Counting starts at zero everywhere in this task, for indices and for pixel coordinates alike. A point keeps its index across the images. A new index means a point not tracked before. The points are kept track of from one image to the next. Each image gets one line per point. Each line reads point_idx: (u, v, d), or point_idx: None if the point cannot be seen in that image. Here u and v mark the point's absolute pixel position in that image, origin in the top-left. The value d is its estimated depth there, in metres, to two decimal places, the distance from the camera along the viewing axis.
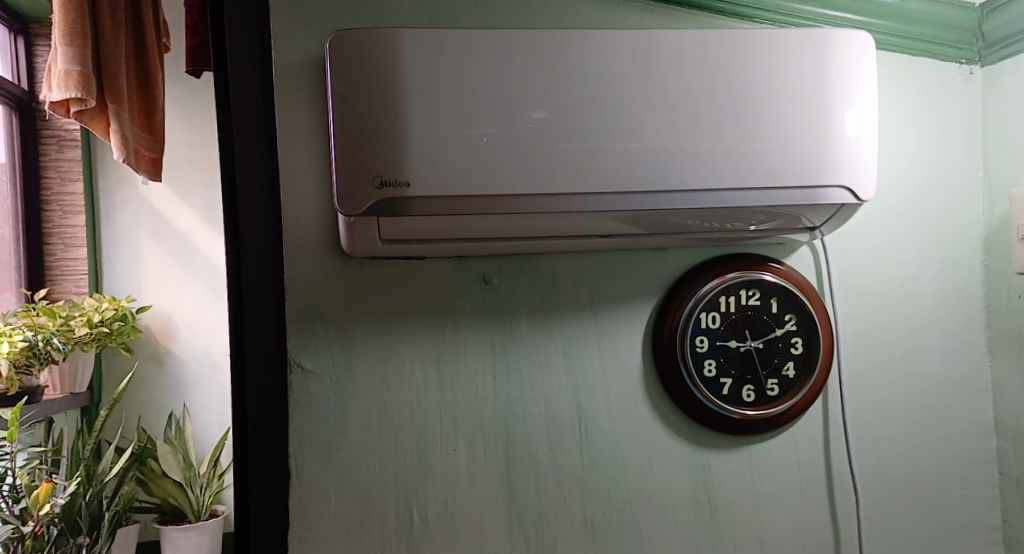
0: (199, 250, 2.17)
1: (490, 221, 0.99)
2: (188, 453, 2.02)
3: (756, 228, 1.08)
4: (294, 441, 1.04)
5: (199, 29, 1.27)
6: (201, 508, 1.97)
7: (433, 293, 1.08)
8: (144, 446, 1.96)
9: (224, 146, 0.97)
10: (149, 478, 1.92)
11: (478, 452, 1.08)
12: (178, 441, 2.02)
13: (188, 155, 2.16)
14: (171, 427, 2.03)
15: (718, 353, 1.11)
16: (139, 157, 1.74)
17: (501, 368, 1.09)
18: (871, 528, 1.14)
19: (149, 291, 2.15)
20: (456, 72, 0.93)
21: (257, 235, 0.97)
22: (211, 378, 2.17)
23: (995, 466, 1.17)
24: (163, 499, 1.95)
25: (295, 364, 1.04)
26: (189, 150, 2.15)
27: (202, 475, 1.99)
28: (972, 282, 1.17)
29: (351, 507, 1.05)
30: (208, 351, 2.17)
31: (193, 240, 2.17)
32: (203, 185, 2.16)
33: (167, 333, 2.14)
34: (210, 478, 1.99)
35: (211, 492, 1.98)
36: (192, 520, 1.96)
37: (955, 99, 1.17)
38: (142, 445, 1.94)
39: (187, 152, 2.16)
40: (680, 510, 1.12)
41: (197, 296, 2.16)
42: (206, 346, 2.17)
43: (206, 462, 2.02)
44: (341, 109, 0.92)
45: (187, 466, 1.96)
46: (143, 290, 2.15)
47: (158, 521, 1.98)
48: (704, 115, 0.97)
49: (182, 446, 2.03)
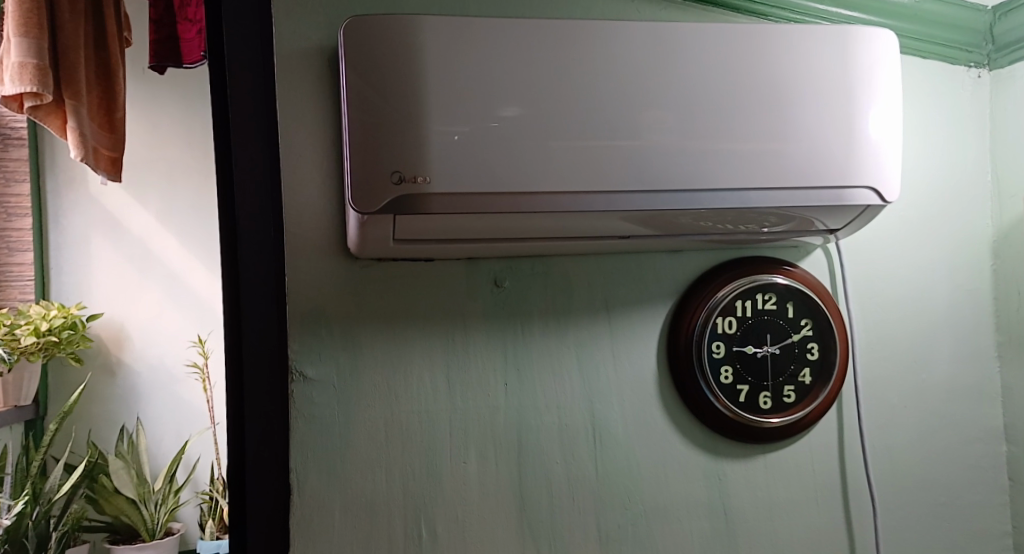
0: (155, 254, 2.04)
1: (508, 221, 0.94)
2: (143, 467, 1.91)
3: (770, 230, 1.06)
4: (295, 455, 0.96)
5: (165, 24, 1.34)
6: (155, 525, 1.85)
7: (443, 296, 1.02)
8: (94, 461, 1.83)
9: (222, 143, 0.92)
10: (101, 495, 1.81)
11: (490, 464, 1.02)
12: (131, 455, 1.92)
13: (146, 155, 2.03)
14: (124, 440, 1.91)
15: (734, 359, 1.08)
16: (99, 156, 1.62)
17: (515, 374, 1.04)
18: (886, 537, 1.12)
19: (101, 299, 2.02)
20: (477, 62, 0.88)
21: (256, 234, 0.93)
22: (165, 388, 2.04)
23: (1005, 471, 1.17)
24: (116, 517, 1.84)
25: (297, 373, 0.97)
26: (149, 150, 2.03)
27: (157, 490, 1.88)
28: (981, 287, 1.17)
29: (357, 525, 0.98)
30: (165, 360, 2.03)
31: (150, 242, 2.04)
32: (161, 190, 2.04)
33: (119, 342, 2.02)
34: (166, 494, 1.88)
35: (167, 509, 1.86)
36: (146, 539, 1.84)
37: (965, 102, 1.17)
38: (93, 461, 1.83)
39: (145, 153, 2.02)
40: (696, 521, 1.08)
41: (155, 302, 2.04)
42: (162, 355, 2.04)
43: (162, 477, 1.89)
44: (356, 101, 0.86)
45: (141, 482, 1.85)
46: (95, 297, 2.02)
47: (109, 541, 1.86)
48: (728, 113, 0.95)
49: (136, 460, 1.92)
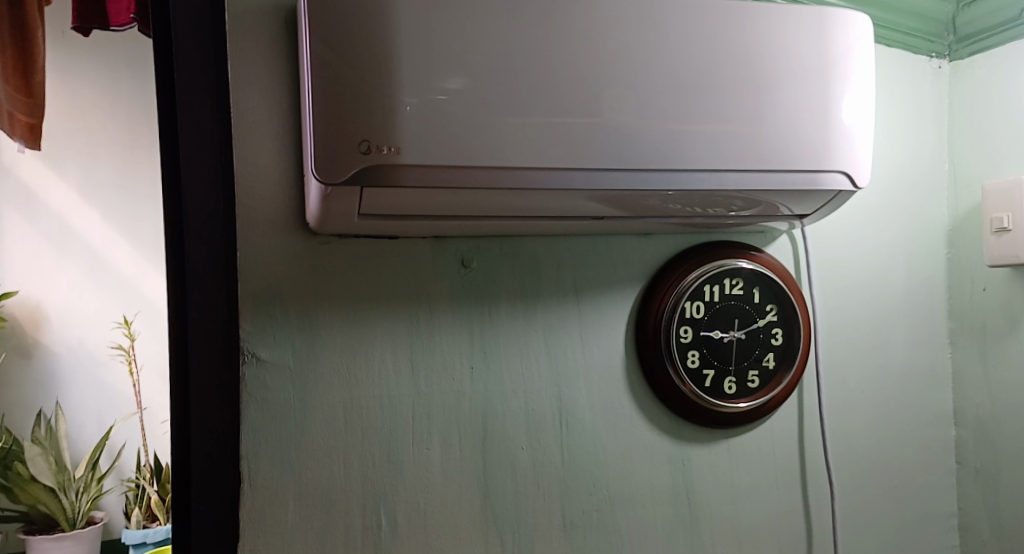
0: (74, 228, 1.85)
1: (478, 198, 0.90)
2: (63, 454, 1.77)
3: (737, 214, 1.05)
4: (246, 442, 0.90)
5: None
6: (76, 515, 1.74)
7: (406, 276, 0.97)
8: (9, 448, 1.71)
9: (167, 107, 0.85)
10: (16, 485, 1.67)
11: (453, 450, 0.98)
12: (49, 442, 1.76)
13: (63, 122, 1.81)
14: (40, 426, 1.76)
15: (702, 344, 1.07)
16: (15, 123, 1.48)
17: (480, 357, 1.00)
18: (843, 520, 1.13)
19: (12, 277, 1.80)
20: (451, 27, 0.83)
21: (205, 203, 0.86)
22: (89, 371, 1.87)
23: (953, 455, 1.19)
24: (30, 506, 1.70)
25: (249, 355, 0.90)
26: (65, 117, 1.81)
27: (79, 477, 1.76)
28: (936, 274, 1.19)
29: (312, 515, 0.92)
30: (86, 341, 1.86)
31: (67, 217, 1.84)
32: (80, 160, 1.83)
33: (34, 322, 1.81)
34: (89, 482, 1.76)
35: (88, 498, 1.74)
36: (66, 529, 1.73)
37: (926, 91, 1.18)
38: (7, 447, 1.71)
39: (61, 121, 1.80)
40: (660, 507, 1.07)
41: (73, 281, 1.85)
42: (82, 336, 1.86)
43: (84, 463, 1.76)
44: (321, 63, 0.80)
45: (61, 470, 1.74)
46: (8, 275, 1.80)
47: (22, 531, 1.72)
48: (707, 93, 0.93)
49: (55, 447, 1.77)
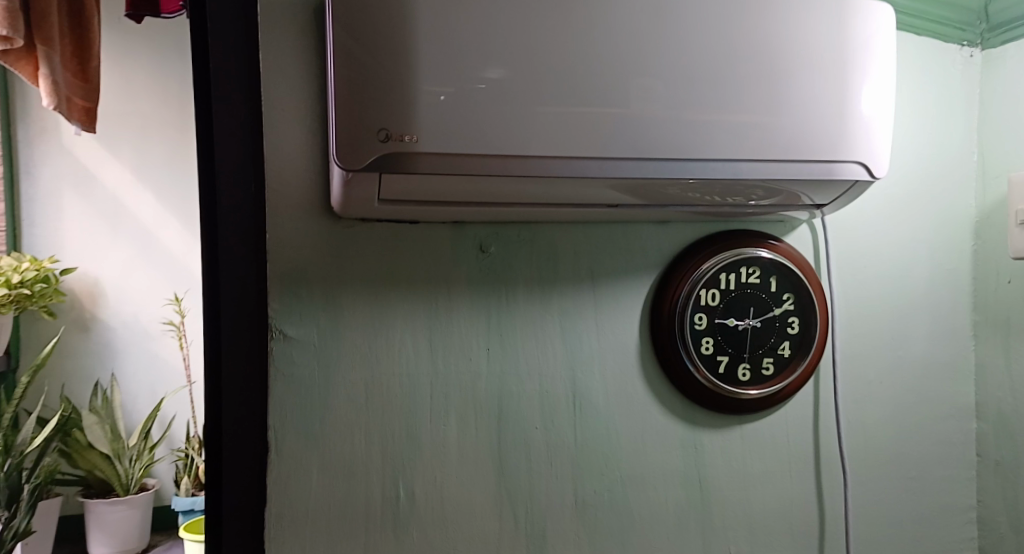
0: (128, 208, 1.98)
1: (496, 185, 0.93)
2: (117, 424, 1.87)
3: (757, 204, 1.06)
4: (274, 414, 0.95)
5: None
6: (130, 481, 1.85)
7: (427, 260, 1.01)
8: (68, 416, 1.82)
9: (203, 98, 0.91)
10: (74, 450, 1.80)
11: (470, 428, 1.02)
12: (105, 411, 1.87)
13: (118, 107, 1.95)
14: (97, 396, 1.87)
15: (716, 331, 1.08)
16: (71, 106, 1.55)
17: (497, 340, 1.03)
18: (858, 508, 1.14)
19: (74, 253, 1.96)
20: (470, 20, 0.86)
21: (236, 191, 0.93)
22: (142, 345, 2.00)
23: (973, 448, 1.19)
24: (88, 472, 1.83)
25: (277, 332, 0.96)
26: (119, 102, 1.94)
27: (133, 445, 1.87)
28: (961, 266, 1.18)
29: (335, 485, 0.97)
30: (140, 317, 2.00)
31: (121, 197, 1.97)
32: (134, 142, 1.96)
33: (93, 297, 1.96)
34: (142, 451, 1.87)
35: (140, 466, 1.86)
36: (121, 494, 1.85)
37: (956, 81, 1.17)
38: (65, 415, 1.80)
39: (115, 106, 1.94)
40: (671, 489, 1.09)
41: (127, 259, 1.98)
42: (136, 312, 2.00)
43: (138, 432, 1.88)
44: (344, 54, 0.84)
45: (116, 438, 1.84)
46: (68, 251, 1.95)
47: (82, 494, 1.85)
48: (723, 83, 0.94)
49: (110, 417, 1.87)
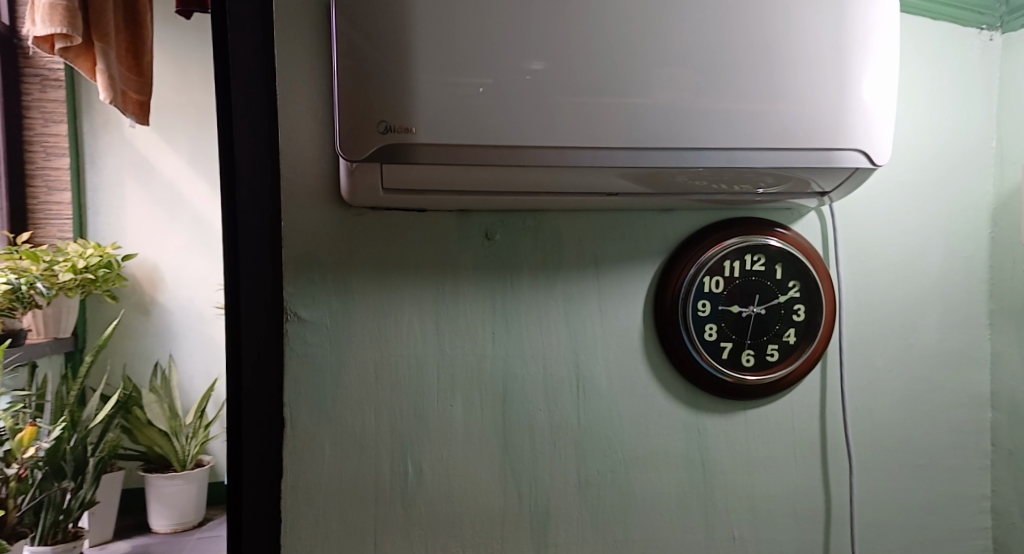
0: (184, 197, 2.14)
1: (496, 174, 0.96)
2: (175, 403, 2.00)
3: (765, 191, 1.06)
4: (289, 392, 1.02)
5: None
6: (187, 457, 1.97)
7: (434, 247, 1.06)
8: (129, 393, 1.92)
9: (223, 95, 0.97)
10: (134, 426, 1.91)
11: (475, 408, 1.06)
12: (164, 390, 1.99)
13: (175, 100, 2.11)
14: (157, 376, 2.00)
15: (720, 318, 1.10)
16: (127, 99, 1.64)
17: (503, 324, 1.07)
18: (863, 495, 1.15)
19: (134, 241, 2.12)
20: (467, 16, 0.90)
21: (254, 182, 1.00)
22: (196, 328, 2.15)
23: (987, 437, 1.18)
24: (149, 448, 1.95)
25: (292, 314, 1.02)
26: (176, 96, 2.11)
27: (189, 424, 1.99)
28: (976, 254, 1.17)
29: (346, 459, 1.03)
30: (194, 302, 2.14)
31: (178, 187, 2.13)
32: (188, 131, 2.13)
33: (152, 282, 2.12)
34: (197, 429, 1.98)
35: (196, 442, 1.97)
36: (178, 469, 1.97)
37: (973, 65, 1.15)
38: (127, 394, 1.92)
39: (173, 98, 2.11)
40: (674, 472, 1.12)
41: (182, 246, 2.13)
42: (192, 297, 2.14)
43: (194, 412, 1.99)
44: (346, 50, 0.88)
45: (174, 416, 1.95)
46: (129, 237, 2.12)
47: (144, 469, 1.98)
48: (720, 72, 0.95)
49: (168, 396, 1.99)
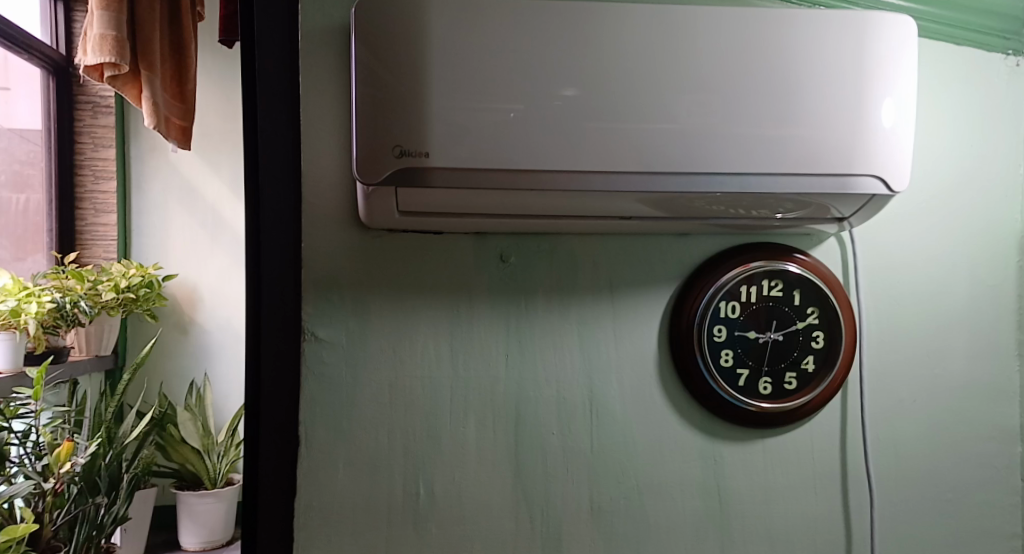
0: (225, 220, 2.20)
1: (511, 197, 0.98)
2: (208, 421, 2.04)
3: (784, 217, 1.06)
4: (305, 410, 1.03)
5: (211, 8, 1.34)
6: (217, 475, 2.00)
7: (451, 269, 1.07)
8: (164, 411, 1.97)
9: (249, 120, 1.00)
10: (169, 443, 1.96)
11: (488, 430, 1.07)
12: (199, 408, 2.04)
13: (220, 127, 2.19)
14: (192, 395, 2.05)
15: (736, 343, 1.09)
16: (171, 125, 1.70)
17: (518, 346, 1.08)
18: (886, 528, 1.12)
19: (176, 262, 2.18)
20: (482, 43, 0.92)
21: (276, 201, 1.03)
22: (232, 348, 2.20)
23: (1018, 472, 1.14)
24: (182, 465, 1.99)
25: (309, 333, 1.04)
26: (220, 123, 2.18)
27: (221, 442, 2.03)
28: (1005, 282, 1.14)
29: (359, 478, 1.04)
30: (232, 322, 2.20)
31: (220, 210, 2.20)
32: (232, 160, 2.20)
33: (192, 302, 2.17)
34: (229, 447, 2.02)
35: (227, 460, 2.00)
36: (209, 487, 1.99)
37: (1000, 91, 1.14)
38: (161, 411, 1.98)
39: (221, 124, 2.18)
40: (689, 499, 1.11)
41: (223, 267, 2.19)
42: (230, 318, 2.20)
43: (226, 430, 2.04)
44: (364, 77, 0.91)
45: (207, 434, 2.00)
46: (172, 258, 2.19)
47: (176, 486, 2.01)
48: (736, 98, 0.95)
49: (202, 413, 2.05)
